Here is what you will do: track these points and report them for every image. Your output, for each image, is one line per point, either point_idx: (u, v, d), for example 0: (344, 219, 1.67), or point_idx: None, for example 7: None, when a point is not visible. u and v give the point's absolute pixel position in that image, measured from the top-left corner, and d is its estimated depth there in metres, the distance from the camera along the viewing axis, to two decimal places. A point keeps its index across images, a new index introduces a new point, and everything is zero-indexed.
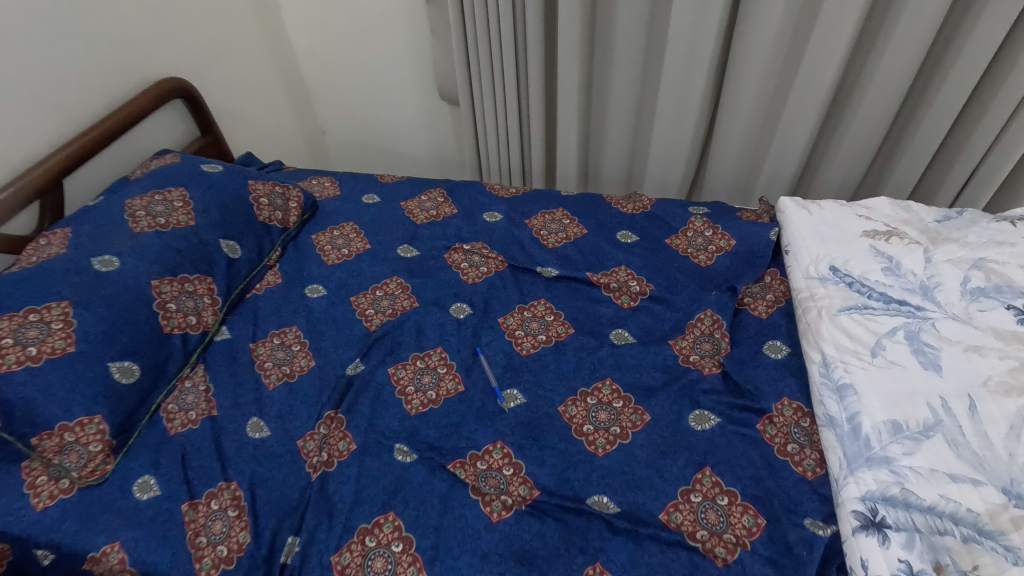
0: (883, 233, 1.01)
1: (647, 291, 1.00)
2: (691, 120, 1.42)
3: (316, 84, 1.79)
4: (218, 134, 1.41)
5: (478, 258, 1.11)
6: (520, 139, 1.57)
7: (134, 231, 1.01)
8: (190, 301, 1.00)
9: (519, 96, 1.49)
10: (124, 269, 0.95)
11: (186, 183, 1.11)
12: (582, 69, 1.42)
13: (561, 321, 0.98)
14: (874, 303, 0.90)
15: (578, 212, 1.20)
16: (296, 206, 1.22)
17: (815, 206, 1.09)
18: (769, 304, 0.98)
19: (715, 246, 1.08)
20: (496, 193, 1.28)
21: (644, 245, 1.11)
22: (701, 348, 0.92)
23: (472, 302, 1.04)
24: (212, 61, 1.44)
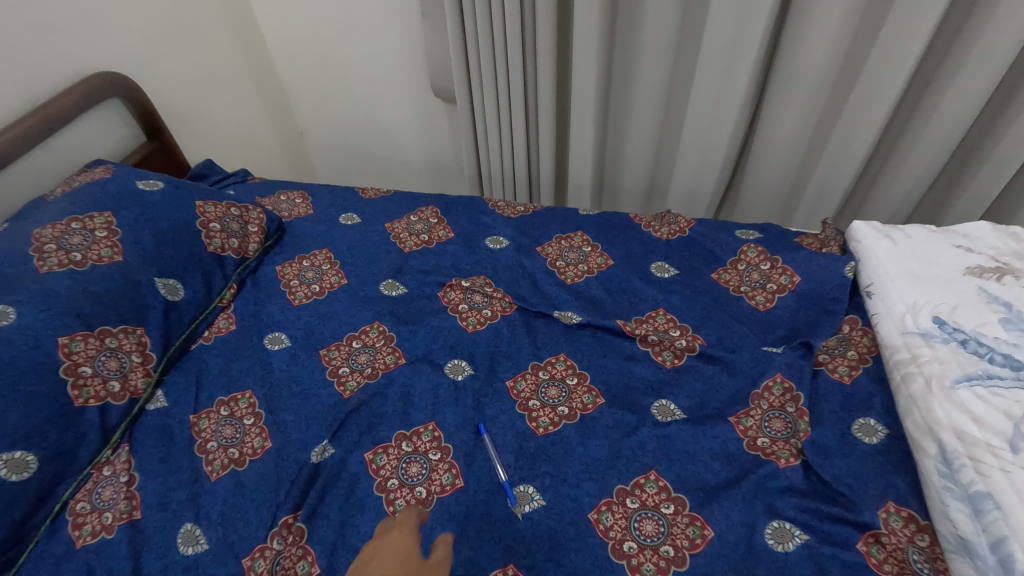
0: (994, 271, 0.79)
1: (696, 347, 0.79)
2: (729, 123, 1.20)
3: (291, 78, 1.56)
4: (169, 138, 1.19)
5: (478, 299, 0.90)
6: (527, 143, 1.35)
7: (40, 272, 0.77)
8: (112, 362, 0.77)
9: (527, 93, 1.26)
10: (21, 324, 0.72)
11: (114, 206, 0.88)
12: (602, 61, 1.19)
13: (586, 386, 0.77)
14: (999, 371, 0.68)
15: (602, 238, 0.98)
16: (257, 230, 1.00)
17: (899, 234, 0.87)
18: (852, 365, 0.76)
19: (775, 284, 0.87)
20: (501, 212, 1.06)
21: (686, 282, 0.90)
22: (770, 428, 0.71)
23: (472, 358, 0.82)
24: (162, 51, 1.21)
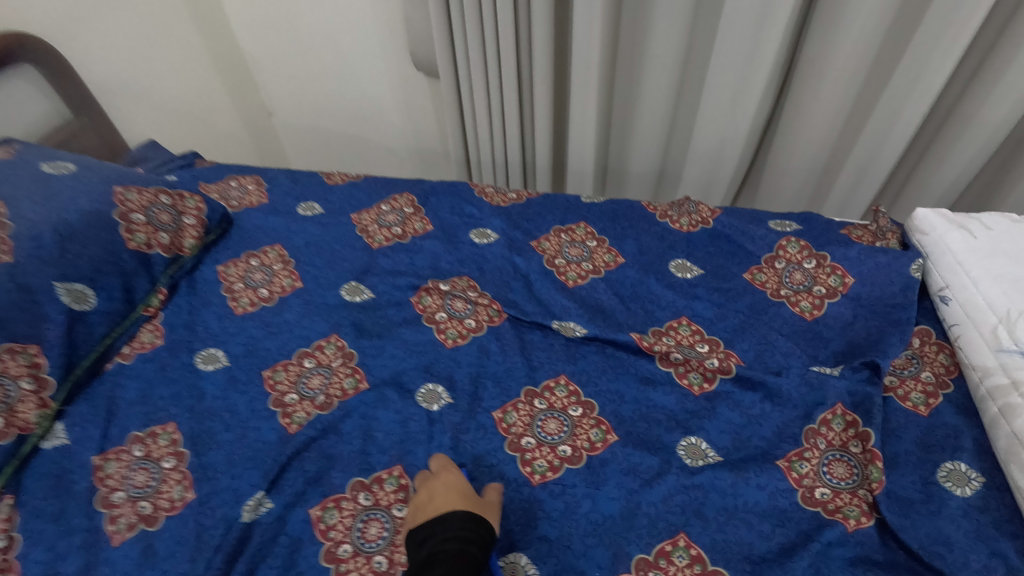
0: None
1: (730, 369, 0.63)
2: (755, 97, 1.03)
3: (254, 52, 1.38)
4: (97, 111, 1.03)
5: (460, 307, 0.73)
6: (520, 122, 1.18)
7: None
8: None
9: (519, 65, 1.09)
10: None
11: (7, 192, 0.71)
12: (607, 25, 1.02)
13: (594, 419, 0.61)
14: None
15: (609, 231, 0.82)
16: (194, 223, 0.83)
17: (977, 225, 0.71)
18: (928, 392, 0.60)
19: (823, 287, 0.71)
20: (488, 200, 0.89)
21: (713, 285, 0.73)
22: (833, 475, 0.55)
23: (451, 383, 0.66)
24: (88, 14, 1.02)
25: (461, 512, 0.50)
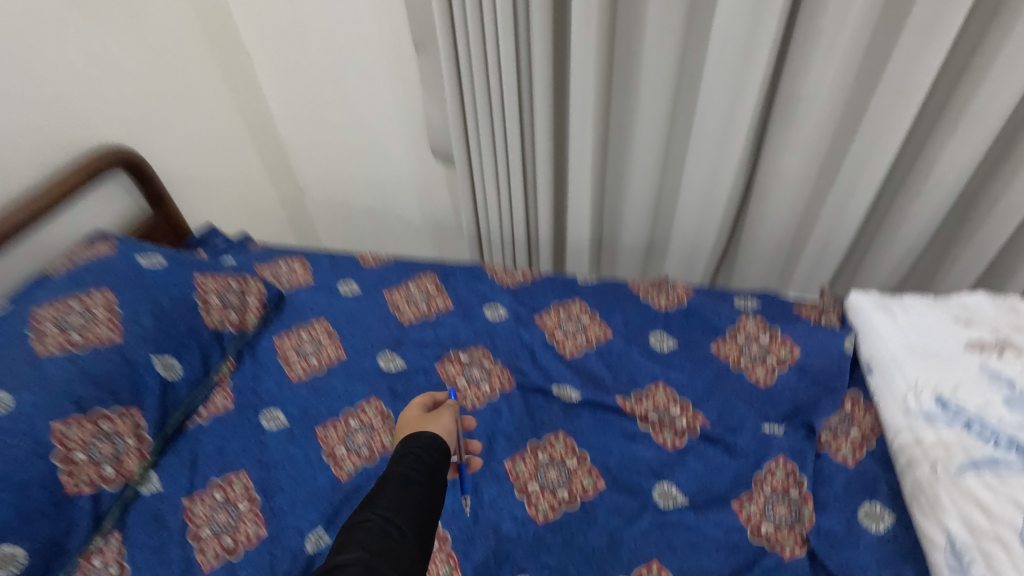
0: (992, 346, 0.79)
1: (696, 427, 0.78)
2: (725, 186, 1.21)
3: (293, 142, 1.58)
4: (172, 208, 1.20)
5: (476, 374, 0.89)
6: (525, 205, 1.36)
7: (37, 354, 0.78)
8: (106, 446, 0.77)
9: (524, 160, 1.28)
10: (16, 410, 0.73)
11: (115, 282, 0.89)
12: (598, 130, 1.20)
13: (587, 469, 0.76)
14: (1006, 456, 0.67)
15: (600, 307, 0.98)
16: (255, 302, 1.00)
17: (897, 307, 0.87)
18: (855, 446, 0.75)
19: (775, 357, 0.86)
20: (499, 280, 1.06)
21: (685, 355, 0.89)
22: (775, 514, 0.69)
23: (470, 438, 0.81)
24: (164, 122, 1.23)
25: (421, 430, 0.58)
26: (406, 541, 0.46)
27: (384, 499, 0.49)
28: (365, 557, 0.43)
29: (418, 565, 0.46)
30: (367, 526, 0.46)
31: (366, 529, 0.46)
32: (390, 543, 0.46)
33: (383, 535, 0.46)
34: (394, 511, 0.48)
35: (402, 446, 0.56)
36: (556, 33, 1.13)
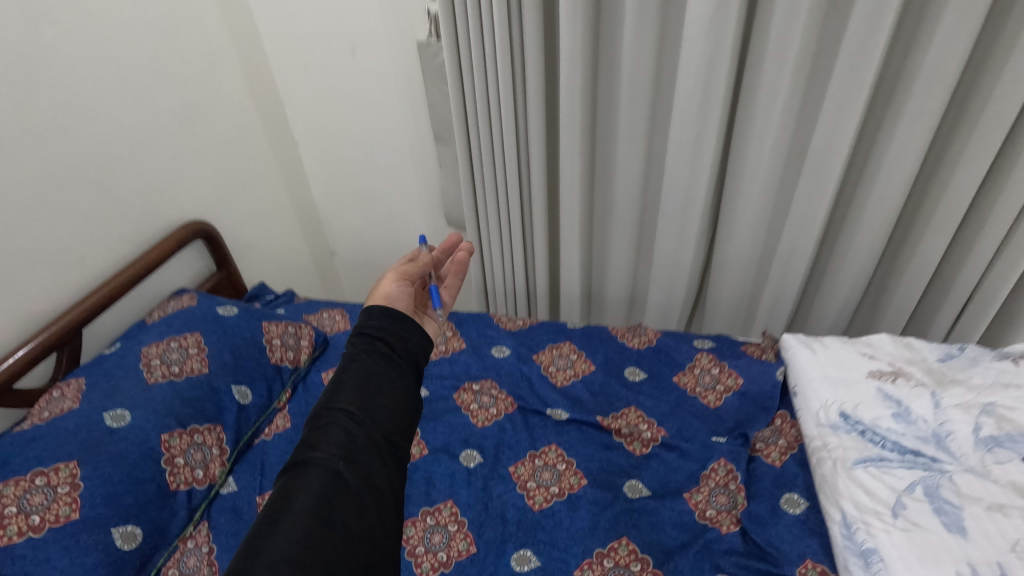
0: (888, 375, 1.02)
1: (659, 438, 1.00)
2: (688, 251, 1.43)
3: (328, 211, 1.85)
4: (233, 268, 1.46)
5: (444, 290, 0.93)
6: (525, 264, 1.61)
7: (148, 381, 1.02)
8: (198, 453, 0.99)
9: (524, 228, 1.54)
10: (135, 424, 0.96)
11: (202, 327, 1.14)
12: (584, 205, 1.45)
13: (573, 470, 0.97)
14: (889, 454, 0.89)
15: (585, 346, 1.22)
16: (307, 344, 1.24)
17: (818, 345, 1.10)
18: (782, 451, 0.97)
19: (723, 385, 1.09)
20: (503, 326, 1.30)
21: (653, 384, 1.12)
22: (716, 501, 0.91)
23: (482, 449, 1.03)
24: (230, 199, 1.49)
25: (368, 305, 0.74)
26: (364, 424, 0.60)
27: (342, 395, 0.62)
28: (330, 448, 0.56)
29: (379, 441, 0.59)
30: (332, 423, 0.59)
31: (331, 424, 0.59)
32: (351, 431, 0.59)
33: (345, 426, 0.59)
34: (353, 404, 0.61)
35: (354, 344, 0.69)
36: (551, 129, 1.40)
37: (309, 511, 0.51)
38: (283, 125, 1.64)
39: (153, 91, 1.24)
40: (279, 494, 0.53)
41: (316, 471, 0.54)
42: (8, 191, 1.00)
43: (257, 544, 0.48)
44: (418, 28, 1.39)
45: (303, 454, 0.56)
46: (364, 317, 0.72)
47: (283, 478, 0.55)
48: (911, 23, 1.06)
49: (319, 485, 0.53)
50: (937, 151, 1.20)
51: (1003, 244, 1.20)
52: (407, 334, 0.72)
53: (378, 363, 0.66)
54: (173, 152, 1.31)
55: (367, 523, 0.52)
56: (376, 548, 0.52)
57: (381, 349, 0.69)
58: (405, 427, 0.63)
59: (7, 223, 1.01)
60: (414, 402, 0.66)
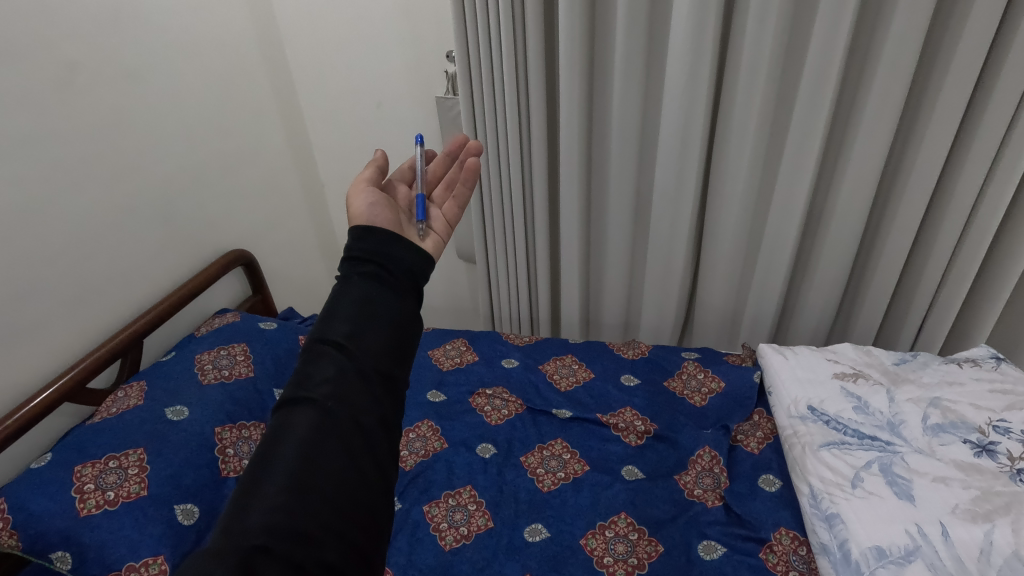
0: (851, 375, 1.16)
1: (651, 430, 1.15)
2: (676, 277, 1.60)
3: None
4: (267, 293, 1.64)
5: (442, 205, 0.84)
6: (529, 291, 1.77)
7: (202, 382, 1.17)
8: (246, 446, 1.12)
9: (528, 258, 1.71)
10: (192, 417, 1.10)
11: (247, 339, 1.30)
12: (582, 236, 1.63)
13: (577, 459, 1.11)
14: (849, 439, 1.03)
15: (585, 358, 1.36)
16: None
17: (790, 352, 1.24)
18: (759, 441, 1.12)
19: (707, 387, 1.24)
20: (512, 341, 1.45)
21: (645, 388, 1.27)
22: (703, 482, 1.05)
23: (496, 443, 1.16)
24: (265, 232, 1.67)
25: (356, 227, 0.66)
26: (355, 355, 0.53)
27: (331, 325, 0.55)
28: (319, 384, 0.50)
29: (372, 373, 0.53)
30: (321, 356, 0.52)
31: (320, 358, 0.52)
32: (342, 364, 0.52)
33: (334, 359, 0.52)
34: (342, 335, 0.54)
35: (344, 268, 0.61)
36: (553, 170, 1.59)
37: (295, 457, 0.45)
38: (312, 168, 1.83)
39: (209, 137, 1.44)
40: (268, 439, 0.48)
41: (305, 411, 0.48)
42: (85, 217, 1.17)
43: (247, 491, 0.44)
44: (435, 85, 1.59)
45: (291, 392, 0.50)
46: (355, 240, 0.65)
47: (274, 421, 0.49)
48: (854, 78, 1.24)
49: (308, 425, 0.47)
50: (889, 180, 1.33)
51: (949, 267, 1.32)
52: (402, 253, 0.64)
53: (371, 288, 0.59)
54: (220, 189, 1.49)
55: (360, 463, 0.47)
56: (373, 489, 0.47)
57: (373, 271, 0.61)
58: (402, 357, 0.57)
59: (82, 243, 1.17)
60: (412, 326, 0.59)
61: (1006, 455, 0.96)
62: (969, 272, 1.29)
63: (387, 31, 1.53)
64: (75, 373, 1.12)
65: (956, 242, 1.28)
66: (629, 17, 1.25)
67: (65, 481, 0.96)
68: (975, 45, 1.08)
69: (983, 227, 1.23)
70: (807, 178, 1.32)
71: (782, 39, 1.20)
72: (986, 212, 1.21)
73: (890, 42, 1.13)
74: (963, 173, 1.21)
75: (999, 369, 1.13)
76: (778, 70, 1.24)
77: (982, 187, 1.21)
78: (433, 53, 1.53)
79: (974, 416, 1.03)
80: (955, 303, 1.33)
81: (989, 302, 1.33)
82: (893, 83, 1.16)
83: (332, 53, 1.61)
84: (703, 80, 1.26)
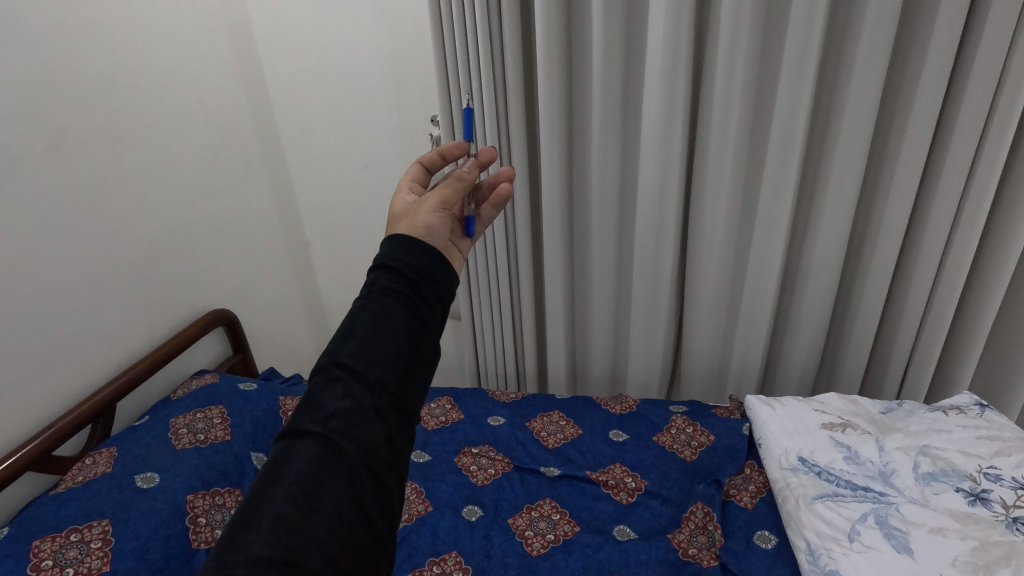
0: (839, 424, 1.15)
1: (642, 486, 1.13)
2: (661, 329, 1.60)
3: (332, 306, 2.00)
4: (248, 353, 1.61)
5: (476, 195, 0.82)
6: (515, 347, 1.76)
7: (176, 447, 1.13)
8: (219, 514, 1.06)
9: (513, 314, 1.71)
10: (164, 484, 1.05)
11: (225, 401, 1.27)
12: (566, 291, 1.64)
13: (567, 519, 1.08)
14: (842, 490, 1.01)
15: (573, 414, 1.34)
16: None
17: (777, 402, 1.23)
18: (752, 495, 1.09)
19: (697, 441, 1.23)
20: (497, 398, 1.42)
21: (634, 443, 1.25)
22: (697, 541, 1.02)
23: (482, 504, 1.12)
24: (248, 293, 1.65)
25: (393, 235, 0.64)
26: (368, 385, 0.53)
27: (348, 347, 0.54)
28: (328, 416, 0.50)
29: (383, 406, 0.52)
30: (333, 384, 0.52)
31: (331, 385, 0.52)
32: (354, 394, 0.52)
33: (347, 387, 0.52)
34: (357, 360, 0.53)
35: (371, 282, 0.60)
36: (535, 227, 1.62)
37: (293, 497, 0.45)
38: (298, 228, 1.83)
39: (196, 199, 1.45)
40: (268, 471, 0.48)
41: (309, 445, 0.48)
42: (65, 278, 1.17)
43: (243, 527, 0.44)
44: (420, 147, 1.64)
45: (299, 421, 0.51)
46: (388, 248, 0.63)
47: (276, 450, 0.50)
48: (818, 138, 1.31)
49: (311, 461, 0.47)
50: (861, 230, 1.38)
51: (926, 315, 1.35)
52: (433, 267, 0.62)
53: (395, 307, 0.58)
54: (204, 250, 1.49)
55: (361, 507, 0.47)
56: (371, 533, 0.47)
57: (397, 287, 0.59)
58: (416, 388, 0.56)
59: (59, 304, 1.16)
60: (429, 353, 0.58)
61: (1000, 504, 0.95)
62: (945, 317, 1.31)
63: (375, 98, 1.59)
64: (41, 440, 1.08)
65: (930, 287, 1.31)
66: (604, 84, 1.33)
67: (21, 557, 0.90)
68: (926, 108, 1.16)
69: (953, 276, 1.27)
70: (781, 231, 1.37)
71: (748, 102, 1.27)
72: (954, 261, 1.25)
73: (849, 104, 1.20)
74: (929, 224, 1.26)
75: (983, 415, 1.13)
76: (747, 131, 1.31)
77: (949, 232, 1.25)
78: (419, 118, 1.59)
79: (964, 464, 1.03)
80: (935, 349, 1.35)
81: (968, 348, 1.35)
82: (855, 143, 1.23)
83: (321, 118, 1.66)
84: (677, 138, 1.32)
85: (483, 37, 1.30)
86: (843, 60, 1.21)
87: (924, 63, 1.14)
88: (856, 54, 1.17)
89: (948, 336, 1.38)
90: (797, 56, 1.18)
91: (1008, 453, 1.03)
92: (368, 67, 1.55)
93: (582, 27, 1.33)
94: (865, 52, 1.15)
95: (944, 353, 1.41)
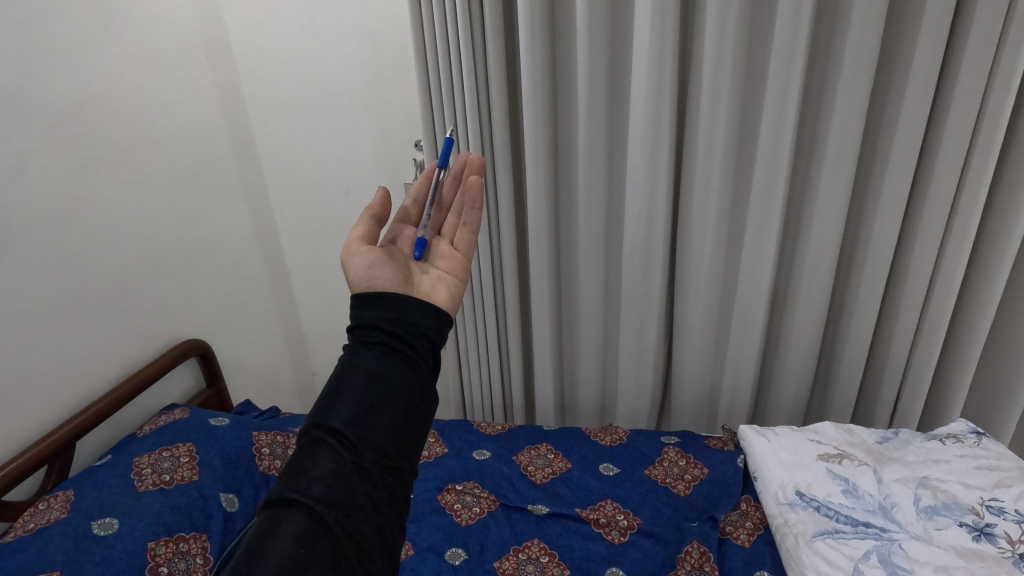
0: (835, 455, 1.11)
1: (635, 525, 1.08)
2: (650, 358, 1.56)
3: (312, 334, 1.93)
4: (222, 385, 1.54)
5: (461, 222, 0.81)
6: (501, 376, 1.71)
7: (139, 489, 1.05)
8: (182, 563, 0.98)
9: (499, 342, 1.66)
10: (124, 530, 0.97)
11: (195, 438, 1.20)
12: (553, 317, 1.60)
13: (556, 562, 1.02)
14: (843, 527, 0.96)
15: (561, 446, 1.29)
16: None
17: (771, 433, 1.20)
18: (750, 532, 1.05)
19: (691, 474, 1.19)
20: (483, 430, 1.37)
21: (626, 476, 1.20)
22: None
23: (467, 546, 1.06)
24: (224, 321, 1.59)
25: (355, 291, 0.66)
26: (357, 449, 0.51)
27: (335, 408, 0.53)
28: (313, 482, 0.48)
29: (373, 469, 0.51)
30: (320, 448, 0.51)
31: (316, 449, 0.50)
32: (341, 458, 0.50)
33: (334, 451, 0.50)
34: (345, 422, 0.52)
35: (359, 340, 0.59)
36: (521, 251, 1.58)
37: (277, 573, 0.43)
38: (277, 253, 1.78)
39: (167, 226, 1.40)
40: (252, 543, 0.45)
41: (296, 513, 0.46)
42: (27, 309, 1.11)
43: None
44: (404, 171, 1.61)
45: (284, 487, 0.48)
46: (365, 306, 0.62)
47: (262, 518, 0.47)
48: (803, 164, 1.31)
49: (297, 532, 0.45)
50: (848, 254, 1.37)
51: (916, 341, 1.33)
52: (416, 318, 0.62)
53: (384, 365, 0.57)
54: (178, 277, 1.43)
55: None
56: None
57: (385, 344, 0.58)
58: (408, 445, 0.54)
59: (17, 338, 1.09)
60: (423, 412, 0.57)
61: (1005, 539, 0.91)
62: (935, 343, 1.30)
63: (358, 120, 1.57)
64: None
65: (919, 312, 1.30)
66: (590, 110, 1.32)
67: None
68: (910, 135, 1.17)
69: (942, 301, 1.26)
70: (770, 256, 1.35)
71: (733, 127, 1.27)
72: (943, 285, 1.24)
73: (834, 125, 1.20)
74: (916, 248, 1.25)
75: (981, 444, 1.10)
76: (732, 156, 1.30)
77: (937, 256, 1.24)
78: (403, 142, 1.57)
79: (965, 497, 0.99)
80: (927, 375, 1.33)
81: (960, 374, 1.33)
82: (840, 168, 1.23)
83: (303, 143, 1.63)
84: (664, 164, 1.31)
85: (466, 58, 1.28)
86: (826, 87, 1.21)
87: (906, 92, 1.15)
88: (839, 80, 1.17)
89: (939, 362, 1.36)
90: (780, 85, 1.18)
91: (1009, 484, 1.00)
92: (351, 91, 1.53)
93: (566, 49, 1.32)
94: (848, 77, 1.15)
95: (936, 379, 1.39)
